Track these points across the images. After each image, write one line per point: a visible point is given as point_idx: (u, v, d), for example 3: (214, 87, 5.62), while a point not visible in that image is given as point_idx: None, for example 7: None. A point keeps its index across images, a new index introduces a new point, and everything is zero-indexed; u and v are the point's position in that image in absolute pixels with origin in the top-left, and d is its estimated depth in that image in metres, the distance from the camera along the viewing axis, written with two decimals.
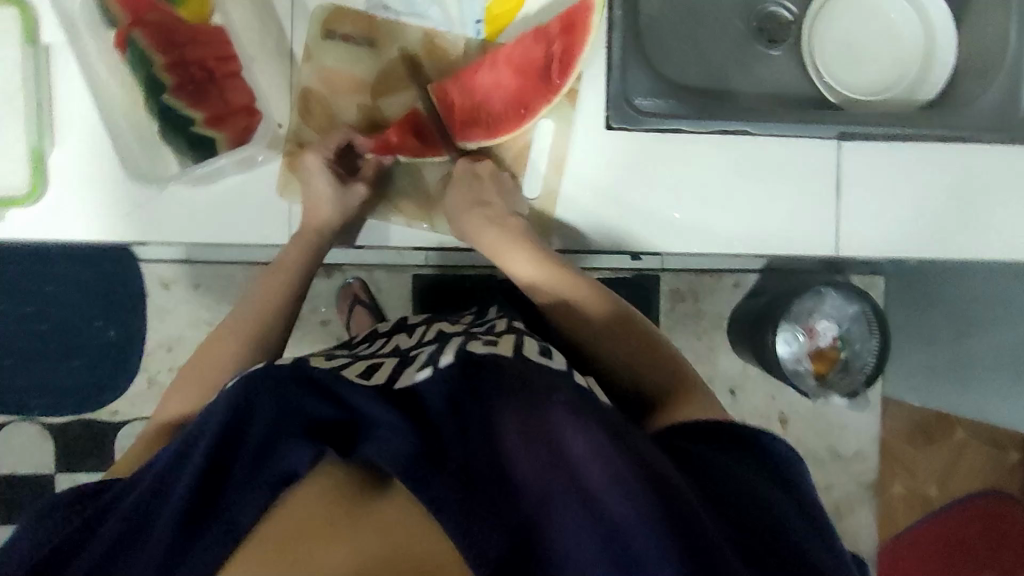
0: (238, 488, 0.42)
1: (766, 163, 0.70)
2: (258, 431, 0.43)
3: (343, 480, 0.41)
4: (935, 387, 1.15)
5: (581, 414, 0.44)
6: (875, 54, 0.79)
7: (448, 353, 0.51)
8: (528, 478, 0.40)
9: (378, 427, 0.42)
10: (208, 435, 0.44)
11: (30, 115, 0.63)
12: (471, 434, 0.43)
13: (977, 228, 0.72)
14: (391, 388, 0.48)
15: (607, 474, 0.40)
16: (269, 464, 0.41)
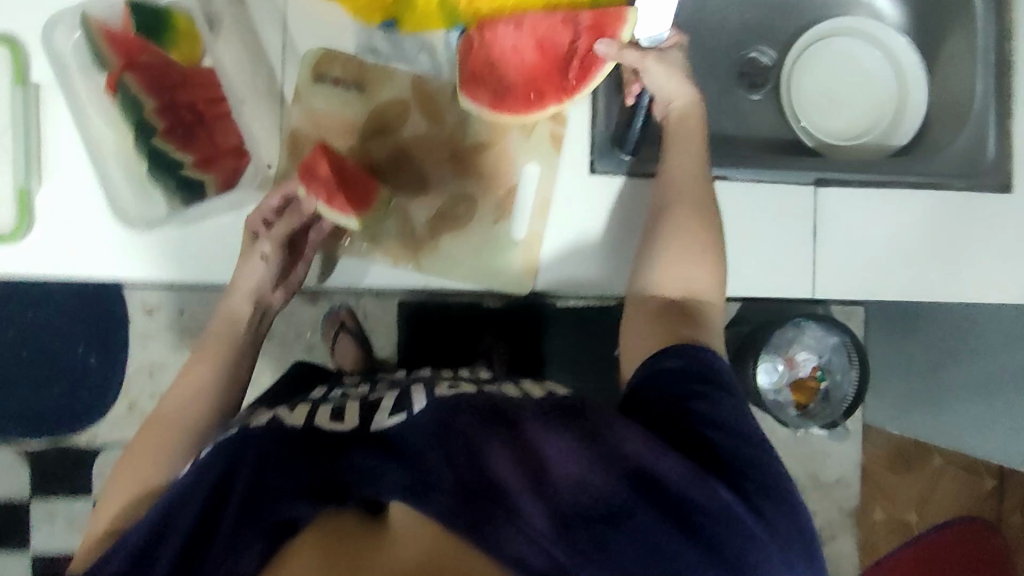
0: (227, 539, 0.42)
1: (748, 205, 0.72)
2: (245, 484, 0.43)
3: (341, 524, 0.42)
4: (914, 417, 1.17)
5: (549, 422, 0.45)
6: (851, 100, 0.81)
7: (420, 399, 0.50)
8: (512, 478, 0.42)
9: (375, 464, 0.43)
10: (197, 495, 0.45)
11: (18, 154, 0.63)
12: (453, 452, 0.43)
13: (953, 269, 0.74)
14: (364, 432, 0.47)
15: (589, 468, 0.43)
16: (263, 516, 0.42)
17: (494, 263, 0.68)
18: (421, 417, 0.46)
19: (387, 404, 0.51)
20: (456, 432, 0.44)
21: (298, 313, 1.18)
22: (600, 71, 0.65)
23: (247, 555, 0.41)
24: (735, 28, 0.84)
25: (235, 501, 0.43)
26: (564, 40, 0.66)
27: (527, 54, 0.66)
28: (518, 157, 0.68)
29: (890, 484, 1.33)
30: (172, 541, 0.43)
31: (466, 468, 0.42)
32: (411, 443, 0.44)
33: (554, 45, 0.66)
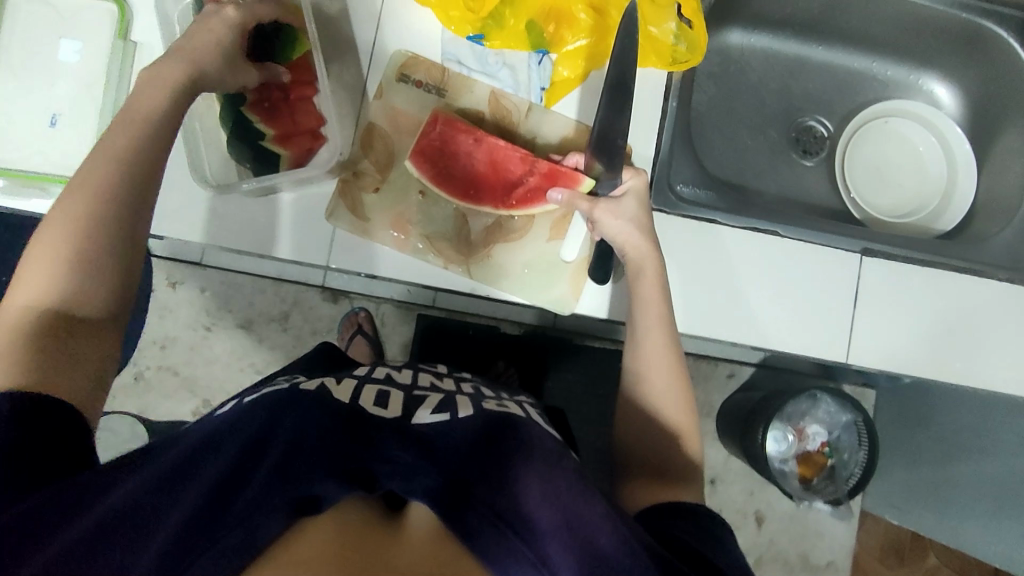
0: (248, 506, 0.39)
1: (791, 264, 0.73)
2: (278, 451, 0.43)
3: (365, 514, 0.43)
4: (916, 508, 1.16)
5: (589, 484, 0.46)
6: (899, 180, 0.84)
7: (466, 407, 0.53)
8: (545, 521, 0.42)
9: (404, 464, 0.44)
10: (228, 451, 0.44)
11: (105, 104, 0.66)
12: (491, 475, 0.45)
13: (980, 358, 0.75)
14: (403, 422, 0.49)
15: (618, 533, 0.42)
16: (294, 484, 0.40)
17: (542, 282, 0.69)
18: (464, 424, 0.50)
19: (431, 403, 0.53)
20: (496, 459, 0.46)
21: (316, 310, 1.18)
22: (535, 209, 0.69)
23: (268, 525, 0.38)
24: (795, 95, 0.87)
25: (266, 465, 0.42)
26: (517, 170, 0.69)
27: (477, 164, 0.70)
28: None
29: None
30: (192, 493, 0.41)
31: (500, 494, 0.43)
32: (450, 446, 0.47)
33: (506, 169, 0.69)
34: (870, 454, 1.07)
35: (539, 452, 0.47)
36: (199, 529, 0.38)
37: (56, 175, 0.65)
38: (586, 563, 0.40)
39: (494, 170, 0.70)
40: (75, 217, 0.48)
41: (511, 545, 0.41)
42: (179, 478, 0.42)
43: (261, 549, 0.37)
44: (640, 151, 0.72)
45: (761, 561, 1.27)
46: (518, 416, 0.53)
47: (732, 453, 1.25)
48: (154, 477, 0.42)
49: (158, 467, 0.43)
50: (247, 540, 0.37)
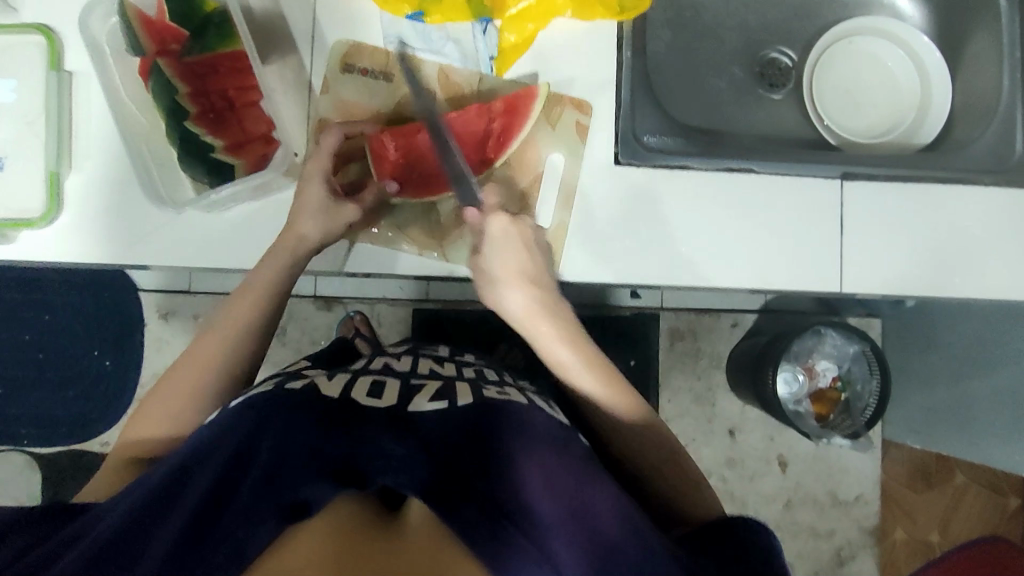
0: (236, 517, 0.39)
1: (772, 200, 0.72)
2: (265, 460, 0.42)
3: (362, 509, 0.40)
4: (937, 428, 1.14)
5: (599, 477, 0.47)
6: (871, 100, 0.82)
7: (464, 395, 0.53)
8: (551, 515, 0.42)
9: (397, 457, 0.43)
10: (211, 468, 0.43)
11: (50, 137, 0.63)
12: (489, 465, 0.44)
13: (976, 267, 0.73)
14: (399, 409, 0.49)
15: (625, 525, 0.43)
16: (285, 492, 0.40)
17: None
18: (455, 411, 0.50)
19: (429, 391, 0.53)
20: (493, 444, 0.46)
21: (311, 320, 1.17)
22: (513, 146, 0.68)
23: (258, 536, 0.37)
24: (755, 29, 0.85)
25: (254, 475, 0.41)
26: (478, 124, 0.68)
27: None
28: (543, 148, 0.69)
29: (911, 501, 1.30)
30: (177, 513, 0.40)
31: (496, 483, 0.43)
32: (447, 436, 0.47)
33: (468, 133, 0.68)
34: (882, 381, 1.07)
35: (542, 439, 0.49)
36: (187, 548, 0.37)
37: (12, 220, 0.63)
38: (596, 554, 0.41)
39: (462, 137, 0.68)
40: (190, 393, 0.58)
41: (509, 537, 0.39)
42: (167, 503, 0.42)
43: (248, 563, 0.37)
44: (603, 107, 0.70)
45: (789, 505, 1.27)
46: (517, 404, 0.53)
47: (746, 402, 1.24)
48: (140, 506, 0.41)
49: (145, 492, 0.43)
50: (235, 555, 0.37)
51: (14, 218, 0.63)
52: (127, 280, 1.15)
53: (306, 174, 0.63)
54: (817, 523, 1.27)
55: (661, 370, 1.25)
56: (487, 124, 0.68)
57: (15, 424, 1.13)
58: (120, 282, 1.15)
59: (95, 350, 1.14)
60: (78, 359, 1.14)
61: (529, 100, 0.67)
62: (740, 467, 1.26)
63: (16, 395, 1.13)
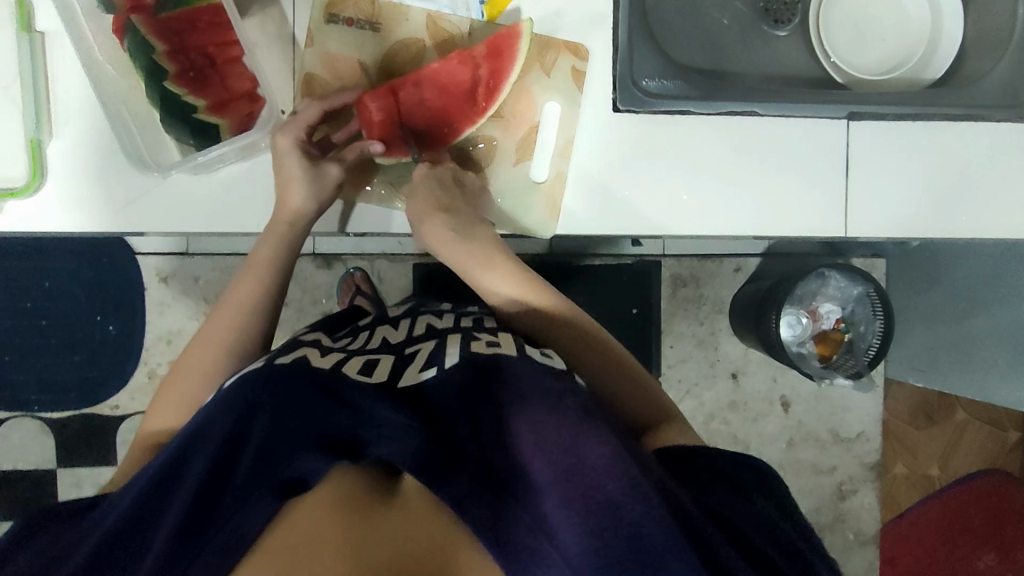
0: (235, 497, 0.43)
1: (776, 143, 0.69)
2: (259, 434, 0.45)
3: (360, 483, 0.45)
4: (939, 367, 1.15)
5: (595, 424, 0.44)
6: (881, 33, 0.78)
7: (453, 355, 0.54)
8: (541, 478, 0.41)
9: (384, 428, 0.45)
10: (210, 447, 0.45)
11: (28, 104, 0.62)
12: (482, 430, 0.45)
13: (985, 206, 0.72)
14: (395, 387, 0.51)
15: (626, 481, 0.40)
16: (280, 469, 0.44)
17: (517, 210, 0.67)
18: (450, 372, 0.51)
19: (419, 359, 0.54)
20: (489, 408, 0.47)
21: (313, 278, 1.16)
22: (502, 95, 0.66)
23: (255, 514, 0.42)
24: None
25: (249, 453, 0.45)
26: (463, 73, 0.66)
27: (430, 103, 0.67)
28: (538, 96, 0.67)
29: (911, 438, 1.33)
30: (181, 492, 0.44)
31: (492, 450, 0.43)
32: (444, 403, 0.48)
33: (455, 83, 0.67)
34: (886, 323, 1.07)
35: (536, 397, 0.46)
36: (192, 530, 0.42)
37: None
38: (590, 516, 0.38)
39: (453, 85, 0.67)
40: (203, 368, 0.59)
41: (502, 504, 0.40)
42: (173, 479, 0.46)
43: (253, 539, 0.42)
44: (599, 50, 0.67)
45: (792, 445, 1.29)
46: (509, 357, 0.53)
47: (749, 346, 1.24)
48: (151, 482, 0.46)
49: (156, 469, 0.47)
50: (237, 534, 0.42)
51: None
52: (123, 243, 1.14)
53: (278, 150, 0.62)
54: (819, 461, 1.29)
55: (665, 317, 1.25)
56: (475, 71, 0.66)
57: (24, 391, 1.14)
58: (117, 247, 1.14)
59: (97, 315, 1.14)
60: (81, 324, 1.14)
61: (514, 33, 0.64)
62: (743, 409, 1.28)
63: (22, 361, 1.14)
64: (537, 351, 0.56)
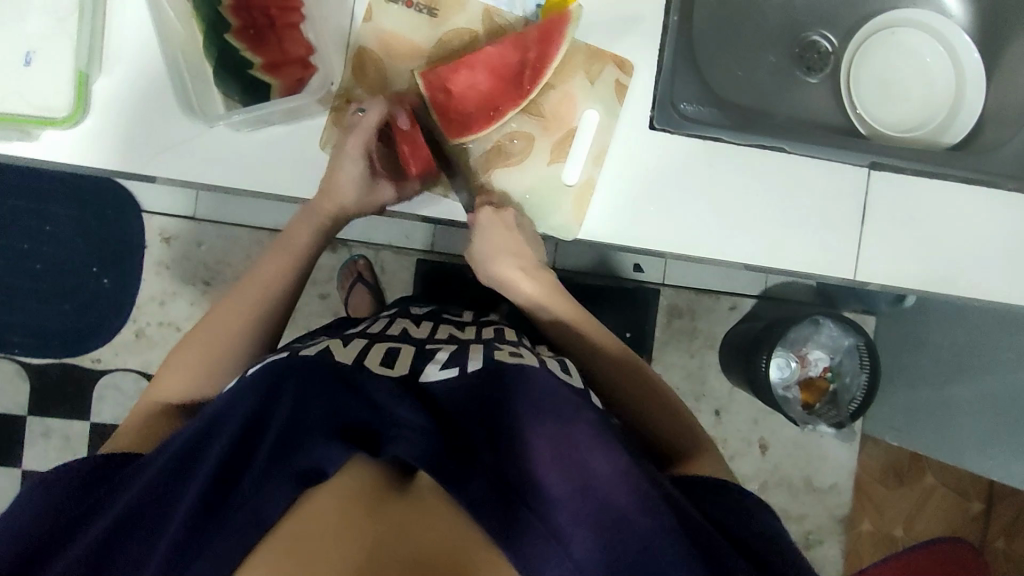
0: (254, 483, 0.40)
1: (798, 184, 0.72)
2: (279, 423, 0.44)
3: (378, 477, 0.41)
4: (916, 428, 1.17)
5: (605, 437, 0.46)
6: (908, 92, 0.82)
7: (475, 359, 0.55)
8: (556, 491, 0.42)
9: (404, 427, 0.43)
10: (228, 433, 0.45)
11: (78, 38, 0.62)
12: (499, 442, 0.45)
13: (984, 271, 0.75)
14: (413, 383, 0.51)
15: (636, 494, 0.42)
16: (294, 456, 0.41)
17: (546, 208, 0.69)
18: (470, 379, 0.51)
19: (440, 358, 0.55)
20: (504, 421, 0.47)
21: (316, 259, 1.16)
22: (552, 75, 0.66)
23: (273, 502, 0.39)
24: (800, 9, 0.85)
25: (268, 439, 0.43)
26: (514, 54, 0.67)
27: (485, 85, 0.68)
28: (580, 102, 0.69)
29: (880, 496, 1.33)
30: (198, 475, 0.43)
31: (509, 461, 0.43)
32: (459, 409, 0.48)
33: (507, 64, 0.67)
34: (871, 377, 1.09)
35: (551, 409, 0.48)
36: (211, 511, 0.40)
37: (34, 116, 0.62)
38: (604, 528, 0.40)
39: (516, 65, 0.67)
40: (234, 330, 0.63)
41: (522, 517, 0.40)
42: (193, 463, 0.45)
43: (270, 525, 0.39)
44: (643, 71, 0.70)
45: (764, 488, 1.30)
46: (529, 366, 0.53)
47: (735, 384, 1.26)
48: (170, 464, 0.45)
49: (172, 453, 0.46)
50: (252, 521, 0.39)
51: (37, 116, 0.62)
52: (130, 199, 1.13)
53: (347, 152, 0.65)
54: (789, 507, 1.31)
55: (657, 344, 1.26)
56: (524, 54, 0.67)
57: (7, 332, 1.12)
58: (123, 200, 1.13)
59: (94, 266, 1.13)
60: (76, 273, 1.13)
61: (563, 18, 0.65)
62: (721, 446, 1.29)
63: (9, 302, 1.12)
64: (558, 365, 0.57)
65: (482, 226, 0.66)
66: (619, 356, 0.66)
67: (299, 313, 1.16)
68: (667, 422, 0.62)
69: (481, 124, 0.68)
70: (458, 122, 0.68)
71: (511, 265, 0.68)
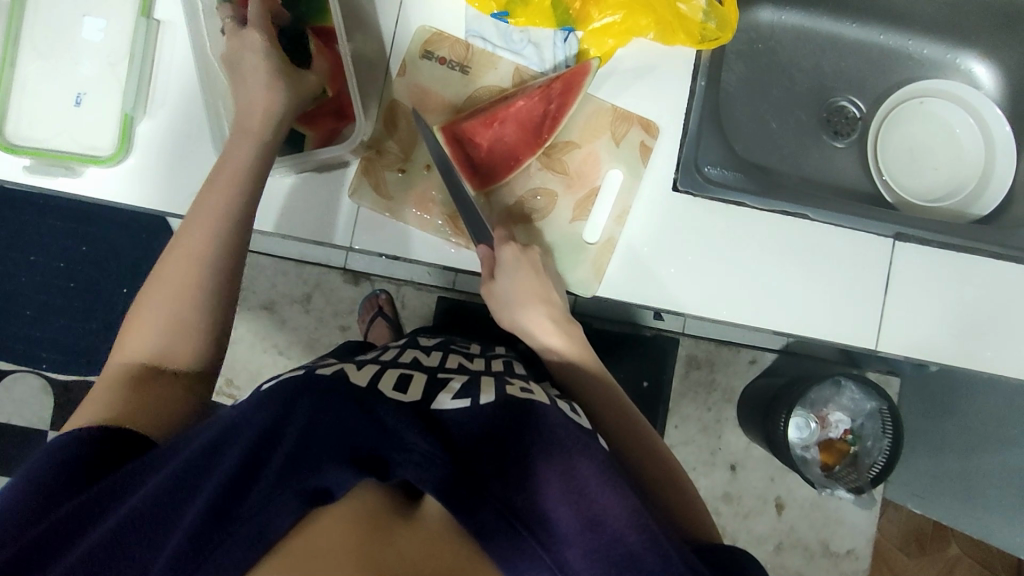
0: (263, 497, 0.39)
1: (820, 248, 0.72)
2: (289, 442, 0.43)
3: (383, 495, 0.41)
4: (939, 497, 1.13)
5: (614, 475, 0.45)
6: (934, 161, 0.83)
7: (487, 393, 0.54)
8: (564, 525, 0.41)
9: (411, 452, 0.42)
10: (240, 446, 0.43)
11: (129, 82, 0.66)
12: (509, 469, 0.44)
13: (1008, 346, 0.73)
14: (425, 407, 0.50)
15: (642, 535, 0.41)
16: (304, 475, 0.40)
17: (566, 262, 0.70)
18: (484, 408, 0.50)
19: (452, 388, 0.54)
20: (514, 449, 0.46)
21: (338, 292, 1.17)
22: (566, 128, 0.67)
23: (281, 515, 0.38)
24: (827, 75, 0.87)
25: (278, 457, 0.42)
26: (537, 106, 0.68)
27: (509, 137, 0.70)
28: (604, 162, 0.70)
29: (901, 565, 1.28)
30: (205, 489, 0.41)
31: (518, 491, 0.42)
32: (468, 433, 0.47)
33: (529, 116, 0.69)
34: (893, 443, 1.04)
35: (561, 441, 0.47)
36: (216, 519, 0.39)
37: (82, 154, 0.65)
38: (611, 564, 0.39)
39: (539, 117, 0.69)
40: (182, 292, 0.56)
41: (526, 547, 0.40)
42: (197, 474, 0.42)
43: (273, 542, 0.38)
44: (668, 132, 0.71)
45: (780, 548, 1.27)
46: (541, 403, 0.53)
47: (752, 440, 1.23)
48: (171, 475, 0.43)
49: (174, 464, 0.44)
50: (260, 532, 0.38)
51: (83, 153, 0.65)
52: (161, 224, 1.15)
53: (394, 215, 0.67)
54: (805, 570, 1.27)
55: (673, 395, 1.25)
56: (547, 106, 0.68)
57: (35, 347, 1.14)
58: (157, 225, 1.15)
59: (123, 287, 1.15)
60: (107, 294, 1.16)
61: (586, 70, 0.66)
62: (736, 502, 1.26)
63: (42, 318, 1.15)
64: (567, 406, 0.56)
65: (506, 265, 0.65)
66: (623, 401, 0.63)
67: (318, 345, 1.17)
68: (674, 465, 0.60)
69: (504, 173, 0.70)
70: (485, 177, 0.70)
71: (538, 312, 0.66)
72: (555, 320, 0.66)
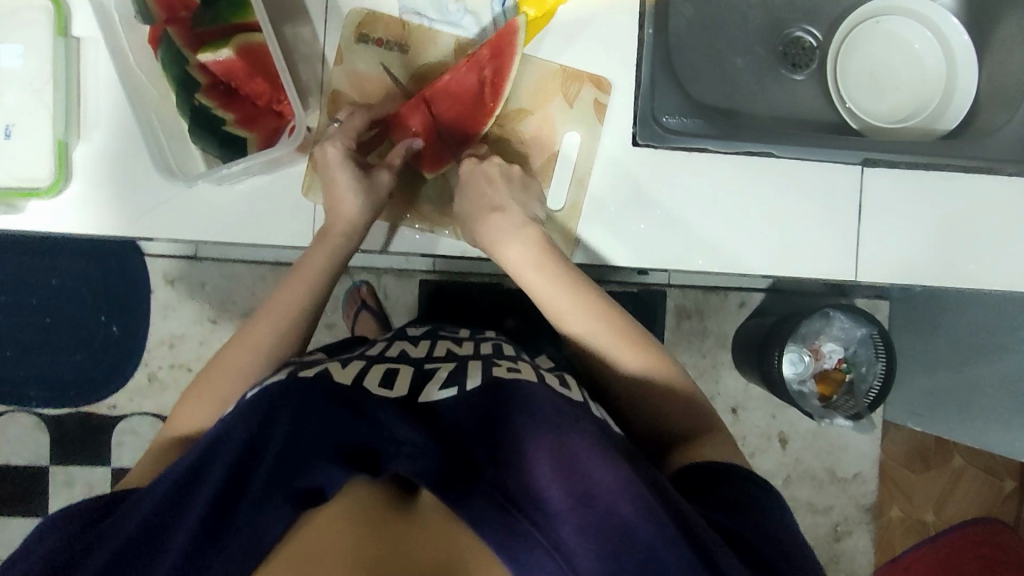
0: (254, 505, 0.40)
1: (789, 184, 0.70)
2: (276, 448, 0.43)
3: (379, 491, 0.41)
4: (938, 412, 1.14)
5: (606, 447, 0.44)
6: (897, 81, 0.81)
7: (474, 377, 0.53)
8: (558, 501, 0.39)
9: (404, 446, 0.42)
10: (227, 459, 0.44)
11: (58, 107, 0.63)
12: (500, 452, 0.43)
13: (990, 259, 0.73)
14: (414, 401, 0.49)
15: (638, 504, 0.39)
16: (296, 479, 0.40)
17: None
18: (472, 393, 0.50)
19: (439, 377, 0.53)
20: (505, 430, 0.45)
21: None
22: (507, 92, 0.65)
23: (272, 524, 0.39)
24: (780, 4, 0.84)
25: (267, 463, 0.42)
26: (469, 78, 0.66)
27: (445, 113, 0.67)
28: (560, 126, 0.68)
29: (908, 482, 1.30)
30: (197, 506, 0.41)
31: (510, 474, 0.41)
32: (459, 421, 0.47)
33: (462, 88, 0.67)
34: (887, 365, 1.05)
35: (550, 420, 0.46)
36: (210, 535, 0.39)
37: (21, 189, 0.63)
38: (606, 536, 0.38)
39: (473, 87, 0.67)
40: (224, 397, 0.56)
41: (521, 528, 0.38)
42: (190, 492, 0.43)
43: (267, 549, 0.38)
44: (621, 86, 0.69)
45: (790, 481, 1.28)
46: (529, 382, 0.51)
47: (749, 381, 1.24)
48: (165, 498, 0.44)
49: (169, 484, 0.45)
50: (253, 542, 0.38)
51: (22, 187, 0.62)
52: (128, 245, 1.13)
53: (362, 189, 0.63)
54: (816, 499, 1.28)
55: (668, 347, 1.25)
56: (480, 74, 0.66)
57: (20, 387, 1.12)
58: (124, 247, 1.13)
59: (100, 314, 1.13)
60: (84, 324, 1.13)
61: (514, 30, 0.64)
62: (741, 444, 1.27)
63: (22, 357, 1.13)
64: (557, 380, 0.55)
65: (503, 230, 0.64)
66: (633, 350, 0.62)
67: None
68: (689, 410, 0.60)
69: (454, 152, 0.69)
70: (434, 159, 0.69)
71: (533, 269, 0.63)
72: (554, 275, 0.63)
